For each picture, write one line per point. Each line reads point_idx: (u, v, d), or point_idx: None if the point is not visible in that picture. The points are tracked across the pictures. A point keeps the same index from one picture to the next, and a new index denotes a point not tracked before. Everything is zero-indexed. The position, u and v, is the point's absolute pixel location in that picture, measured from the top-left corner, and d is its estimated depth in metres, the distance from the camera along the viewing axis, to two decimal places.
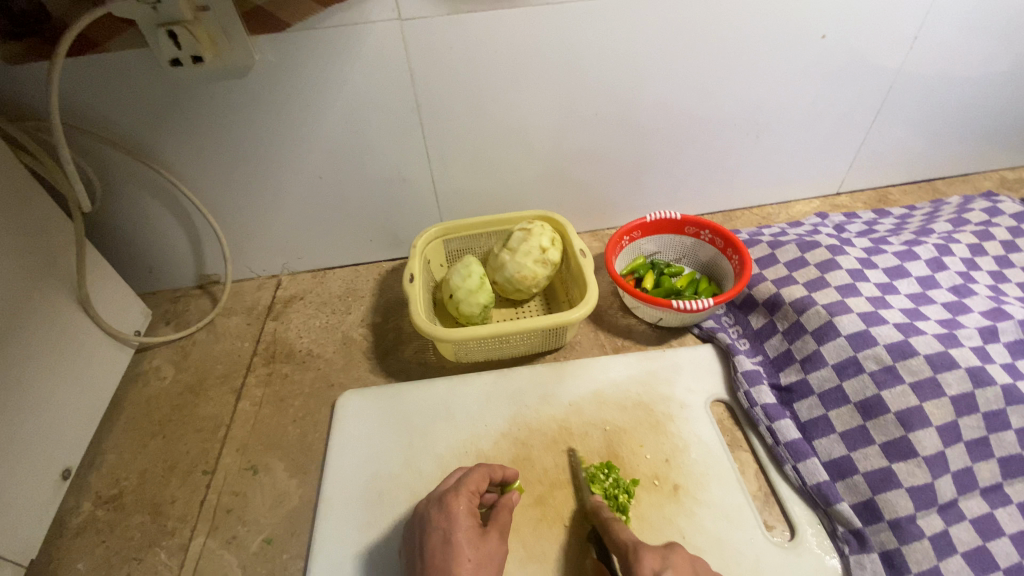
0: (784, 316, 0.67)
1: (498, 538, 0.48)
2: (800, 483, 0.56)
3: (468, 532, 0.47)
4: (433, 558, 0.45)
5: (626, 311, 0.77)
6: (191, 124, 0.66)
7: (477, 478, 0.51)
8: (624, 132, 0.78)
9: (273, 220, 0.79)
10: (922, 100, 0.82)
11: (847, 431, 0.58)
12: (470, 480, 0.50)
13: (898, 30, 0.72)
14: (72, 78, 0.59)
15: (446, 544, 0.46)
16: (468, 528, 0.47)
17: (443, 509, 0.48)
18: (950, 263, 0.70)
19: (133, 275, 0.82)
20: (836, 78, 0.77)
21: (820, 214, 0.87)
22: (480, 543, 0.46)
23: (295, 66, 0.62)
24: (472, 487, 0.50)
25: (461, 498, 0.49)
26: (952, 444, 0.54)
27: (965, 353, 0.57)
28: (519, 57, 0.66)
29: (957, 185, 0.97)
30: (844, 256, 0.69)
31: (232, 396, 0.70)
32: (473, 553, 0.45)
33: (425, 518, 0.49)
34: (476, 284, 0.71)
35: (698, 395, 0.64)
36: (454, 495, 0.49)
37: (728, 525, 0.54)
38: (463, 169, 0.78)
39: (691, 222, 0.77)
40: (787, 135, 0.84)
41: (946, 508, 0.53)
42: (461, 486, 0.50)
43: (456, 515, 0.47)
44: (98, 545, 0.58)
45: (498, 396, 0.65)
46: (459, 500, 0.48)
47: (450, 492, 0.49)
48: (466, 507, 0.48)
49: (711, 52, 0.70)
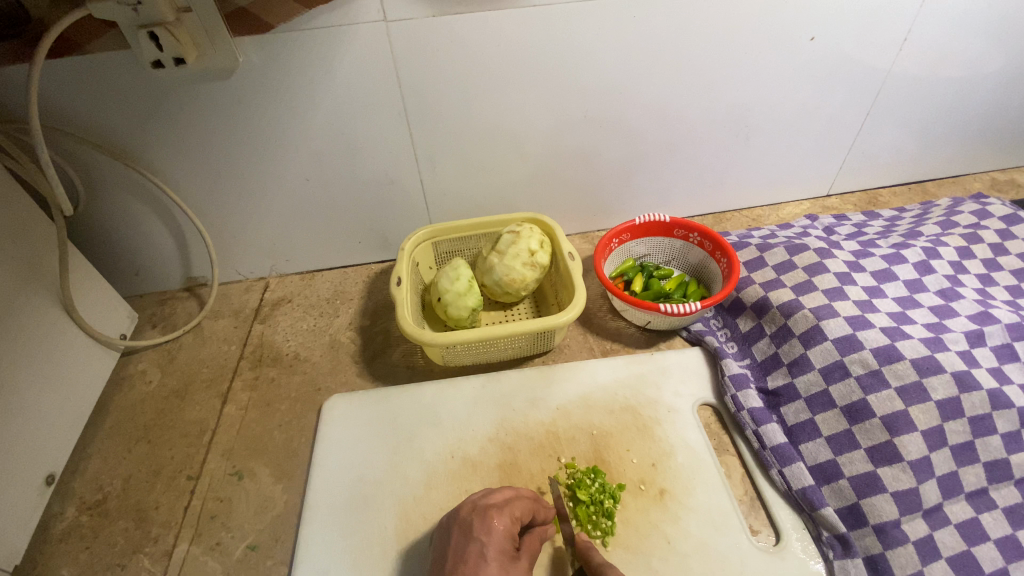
0: (772, 319, 0.67)
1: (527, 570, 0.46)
2: (786, 487, 0.56)
3: (504, 556, 0.44)
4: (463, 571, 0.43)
5: (615, 314, 0.76)
6: (175, 126, 0.65)
7: (523, 507, 0.49)
8: (613, 133, 0.78)
9: (260, 222, 0.78)
10: (911, 102, 0.82)
11: (833, 435, 0.58)
12: (517, 506, 0.48)
13: (887, 32, 0.72)
14: (53, 80, 0.58)
15: (480, 558, 0.43)
16: (503, 550, 0.45)
17: (485, 521, 0.46)
18: (938, 266, 0.70)
19: (119, 277, 0.81)
20: (826, 80, 0.77)
21: (810, 216, 0.87)
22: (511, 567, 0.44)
23: (280, 68, 0.62)
24: (516, 513, 0.48)
25: (505, 519, 0.46)
26: (937, 448, 0.54)
27: (951, 358, 0.57)
28: (506, 59, 0.66)
29: (946, 187, 0.97)
30: (832, 260, 0.69)
31: (218, 400, 0.69)
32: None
33: (463, 528, 0.46)
34: (464, 287, 0.70)
35: (686, 399, 0.64)
36: (500, 514, 0.47)
37: (714, 530, 0.54)
38: (451, 171, 0.78)
39: (680, 225, 0.77)
40: (777, 136, 0.84)
41: (931, 513, 0.53)
42: (507, 507, 0.48)
43: (496, 533, 0.45)
44: (81, 551, 0.57)
45: (485, 401, 0.65)
46: (503, 520, 0.46)
47: (495, 508, 0.47)
48: (508, 531, 0.46)
49: (699, 54, 0.70)
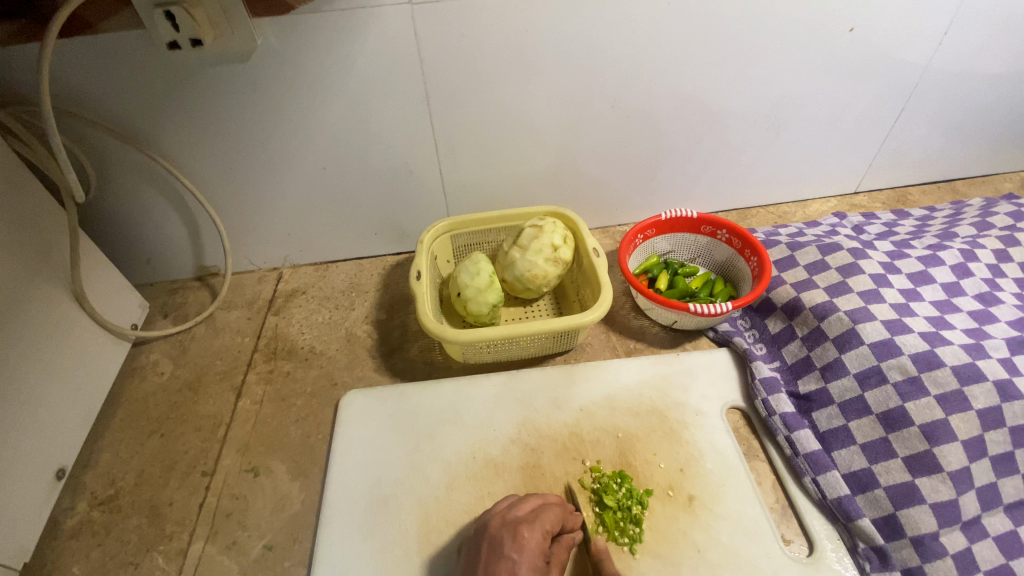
0: (804, 321, 0.65)
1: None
2: (819, 496, 0.55)
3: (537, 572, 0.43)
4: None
5: (638, 312, 0.75)
6: (189, 111, 0.63)
7: (553, 519, 0.47)
8: (638, 126, 0.75)
9: (274, 210, 0.76)
10: (948, 98, 0.80)
11: (868, 443, 0.56)
12: (546, 518, 0.47)
13: (929, 24, 0.69)
14: (65, 61, 0.56)
15: None
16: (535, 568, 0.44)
17: (516, 537, 0.45)
18: (975, 269, 0.68)
19: (129, 266, 0.79)
20: (861, 73, 0.74)
21: (838, 214, 0.85)
22: None
23: (298, 51, 0.59)
24: (547, 527, 0.46)
25: (537, 534, 0.45)
26: (978, 459, 0.52)
27: (992, 365, 0.55)
28: (532, 46, 0.63)
29: (977, 186, 0.94)
30: (867, 260, 0.67)
31: (232, 394, 0.68)
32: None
33: (493, 542, 0.45)
34: (485, 282, 0.68)
35: (714, 402, 0.62)
36: (532, 529, 0.45)
37: (745, 539, 0.52)
38: (472, 162, 0.75)
39: (708, 221, 0.75)
40: (807, 131, 0.81)
41: (970, 525, 0.51)
42: (538, 521, 0.46)
43: (528, 550, 0.44)
44: (94, 548, 0.56)
45: (507, 400, 0.63)
46: (534, 536, 0.45)
47: (526, 523, 0.46)
48: (540, 547, 0.45)
49: (732, 44, 0.67)
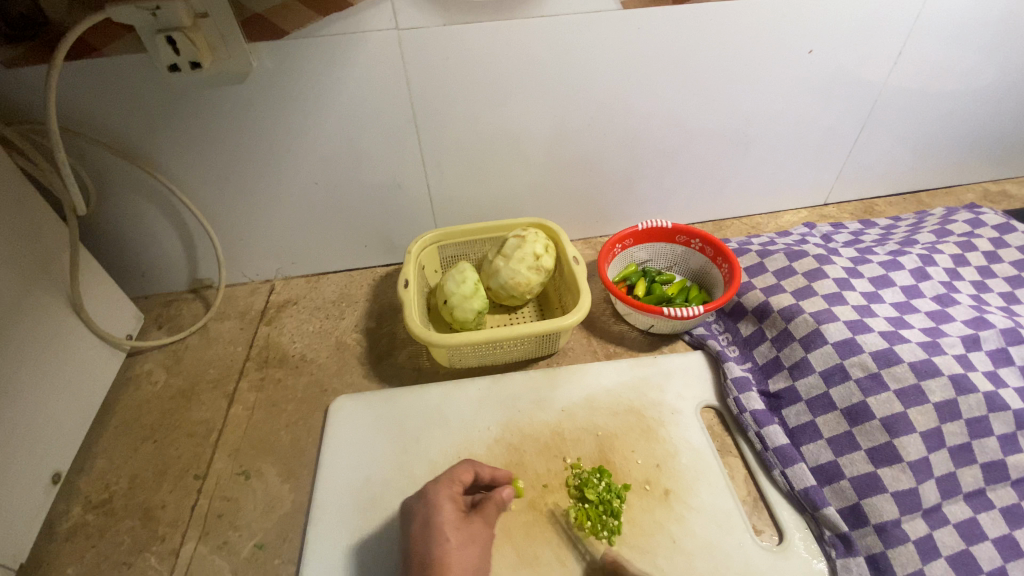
0: (773, 323, 0.68)
1: (482, 525, 0.51)
2: (788, 487, 0.57)
3: (452, 518, 0.49)
4: (417, 544, 0.48)
5: (618, 318, 0.78)
6: (187, 128, 0.66)
7: (463, 470, 0.52)
8: (617, 141, 0.79)
9: (267, 224, 0.79)
10: (907, 114, 0.85)
11: (834, 437, 0.59)
12: (455, 471, 0.52)
13: (883, 46, 0.74)
14: (71, 82, 0.60)
15: (427, 527, 0.49)
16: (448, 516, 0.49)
17: (427, 495, 0.51)
18: (933, 273, 0.72)
19: (124, 278, 0.82)
20: (824, 91, 0.79)
21: (807, 224, 0.89)
22: (460, 529, 0.49)
23: (292, 73, 0.63)
24: (457, 477, 0.52)
25: (447, 488, 0.51)
26: (936, 449, 0.55)
27: (948, 361, 0.59)
28: (513, 69, 0.68)
29: (940, 197, 0.99)
30: (831, 266, 0.70)
31: (224, 401, 0.70)
32: (453, 536, 0.49)
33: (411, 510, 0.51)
34: (470, 290, 0.71)
35: (689, 401, 0.65)
36: (438, 485, 0.51)
37: (718, 530, 0.55)
38: (458, 177, 0.79)
39: (682, 231, 0.79)
40: (776, 146, 0.86)
41: (930, 513, 0.54)
42: (448, 474, 0.52)
43: (441, 501, 0.50)
44: (87, 550, 0.57)
45: (491, 402, 0.66)
46: (440, 493, 0.51)
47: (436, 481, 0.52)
48: (450, 498, 0.50)
49: (704, 65, 0.72)
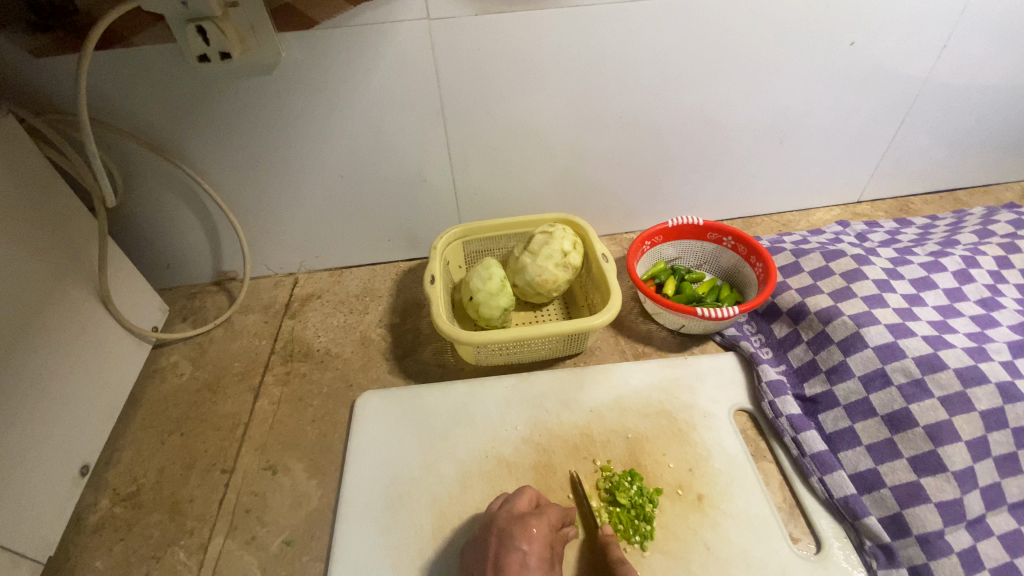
0: (809, 325, 0.66)
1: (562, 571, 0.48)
2: (826, 495, 0.56)
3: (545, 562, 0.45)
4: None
5: (646, 317, 0.76)
6: (214, 120, 0.65)
7: (556, 515, 0.50)
8: (646, 135, 0.77)
9: (291, 218, 0.78)
10: (948, 109, 0.82)
11: (873, 444, 0.57)
12: (552, 514, 0.49)
13: (928, 38, 0.72)
14: (99, 72, 0.59)
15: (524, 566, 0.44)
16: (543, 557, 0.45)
17: (525, 527, 0.47)
18: (977, 275, 0.70)
19: (148, 270, 0.82)
20: (862, 85, 0.76)
21: (841, 222, 0.87)
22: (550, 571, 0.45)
23: (321, 65, 0.62)
24: (552, 520, 0.49)
25: (543, 525, 0.47)
26: (982, 459, 0.54)
27: (995, 368, 0.57)
28: (544, 61, 0.66)
29: (978, 196, 0.96)
30: (870, 266, 0.68)
31: (250, 395, 0.70)
32: None
33: (503, 534, 0.46)
34: (496, 287, 0.70)
35: (721, 404, 0.64)
36: (536, 521, 0.48)
37: (754, 537, 0.53)
38: (484, 171, 0.78)
39: (714, 228, 0.77)
40: (810, 142, 0.83)
41: (975, 524, 0.52)
42: (543, 515, 0.49)
43: (538, 540, 0.46)
44: (116, 543, 0.57)
45: (518, 401, 0.65)
46: (541, 526, 0.47)
47: (532, 516, 0.48)
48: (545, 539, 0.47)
49: (739, 58, 0.70)
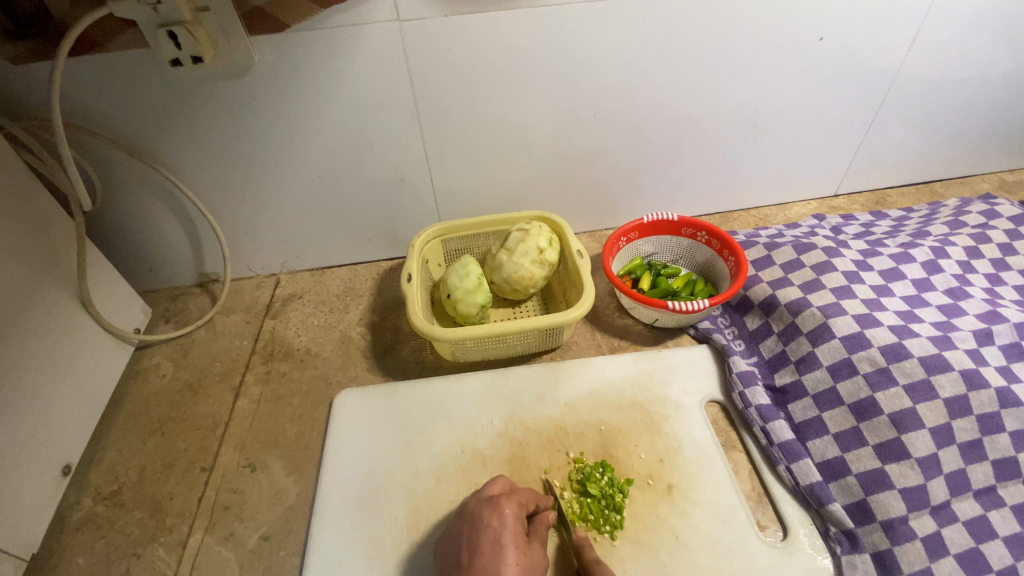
0: (780, 317, 0.67)
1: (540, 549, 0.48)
2: (793, 483, 0.57)
3: (516, 537, 0.46)
4: (483, 558, 0.45)
5: (623, 311, 0.77)
6: (191, 123, 0.66)
7: (527, 495, 0.51)
8: (623, 131, 0.78)
9: (272, 219, 0.79)
10: (922, 102, 0.83)
11: (840, 432, 0.58)
12: (521, 493, 0.50)
13: (898, 32, 0.72)
14: (75, 77, 0.60)
15: (496, 543, 0.45)
16: (516, 533, 0.47)
17: (496, 507, 0.48)
18: (946, 266, 0.71)
19: (132, 272, 0.83)
20: (834, 80, 0.77)
21: (817, 215, 0.88)
22: (524, 548, 0.46)
23: (295, 67, 0.63)
24: (522, 500, 0.50)
25: (514, 504, 0.49)
26: (944, 445, 0.54)
27: (959, 356, 0.58)
28: (517, 62, 0.67)
29: (954, 188, 0.97)
30: (841, 258, 0.69)
31: (231, 394, 0.71)
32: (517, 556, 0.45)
33: (473, 518, 0.48)
34: (473, 284, 0.71)
35: (693, 396, 0.65)
36: (507, 501, 0.49)
37: (722, 525, 0.54)
38: (462, 170, 0.79)
39: (688, 223, 0.78)
40: (786, 136, 0.84)
41: (938, 510, 0.53)
42: (513, 494, 0.50)
43: (509, 518, 0.47)
44: (97, 541, 0.58)
45: (494, 396, 0.66)
46: (512, 505, 0.49)
47: (503, 496, 0.49)
48: (516, 516, 0.48)
49: (711, 55, 0.71)
